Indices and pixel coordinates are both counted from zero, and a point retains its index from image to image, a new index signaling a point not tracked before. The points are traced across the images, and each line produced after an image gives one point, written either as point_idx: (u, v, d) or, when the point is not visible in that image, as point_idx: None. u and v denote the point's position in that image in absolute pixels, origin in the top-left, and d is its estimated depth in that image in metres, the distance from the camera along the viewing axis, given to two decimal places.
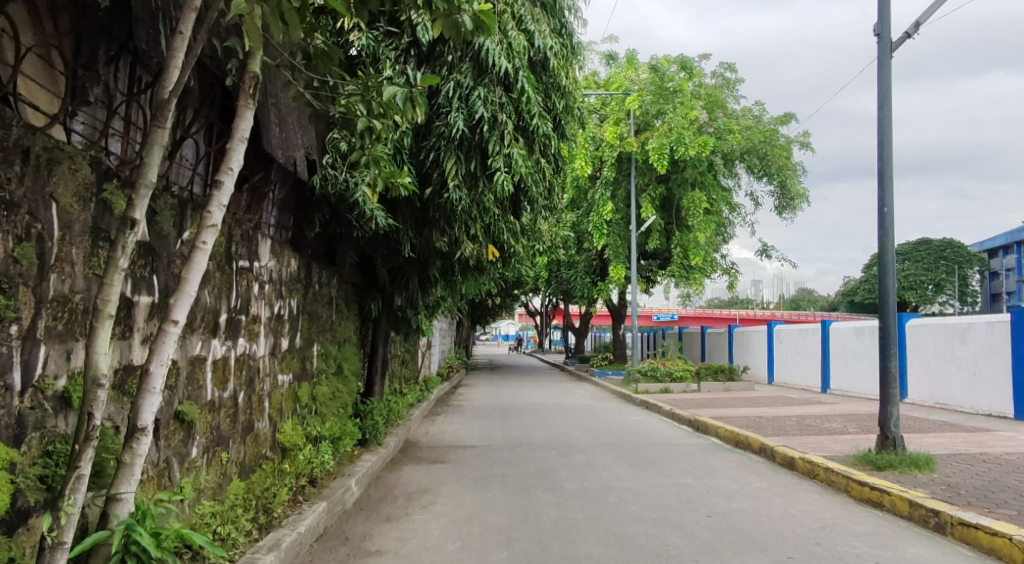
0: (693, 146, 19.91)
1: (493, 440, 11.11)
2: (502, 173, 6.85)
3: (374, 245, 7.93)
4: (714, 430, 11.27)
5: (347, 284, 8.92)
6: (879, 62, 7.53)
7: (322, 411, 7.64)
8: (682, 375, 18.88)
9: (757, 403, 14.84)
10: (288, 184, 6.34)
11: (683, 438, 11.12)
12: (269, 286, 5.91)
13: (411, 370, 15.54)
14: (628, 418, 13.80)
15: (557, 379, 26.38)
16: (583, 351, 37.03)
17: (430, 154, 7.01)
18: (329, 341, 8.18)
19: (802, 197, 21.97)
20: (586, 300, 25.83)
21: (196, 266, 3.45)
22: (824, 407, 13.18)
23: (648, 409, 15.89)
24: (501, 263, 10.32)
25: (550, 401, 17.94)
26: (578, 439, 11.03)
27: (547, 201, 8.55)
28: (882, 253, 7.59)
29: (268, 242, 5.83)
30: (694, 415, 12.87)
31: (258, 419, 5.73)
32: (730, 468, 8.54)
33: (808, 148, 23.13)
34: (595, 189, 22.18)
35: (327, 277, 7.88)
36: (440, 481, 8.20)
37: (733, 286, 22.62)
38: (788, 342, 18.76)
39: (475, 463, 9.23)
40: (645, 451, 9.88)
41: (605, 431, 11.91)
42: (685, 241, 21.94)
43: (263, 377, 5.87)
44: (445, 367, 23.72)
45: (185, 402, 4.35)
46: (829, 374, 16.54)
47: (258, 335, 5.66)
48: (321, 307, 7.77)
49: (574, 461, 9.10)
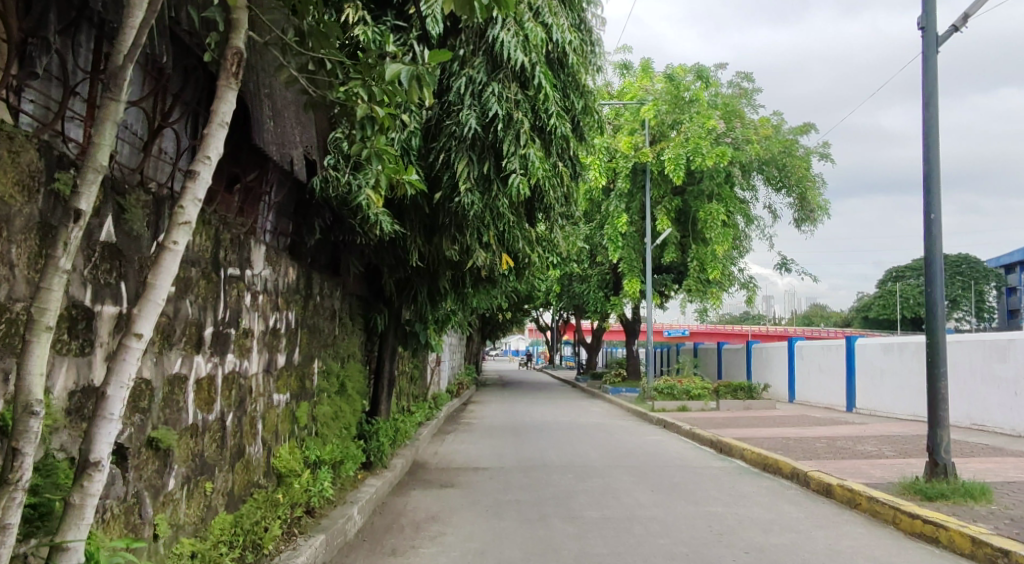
0: (711, 156, 19.42)
1: (505, 462, 10.53)
2: (518, 175, 6.33)
3: (380, 254, 7.43)
4: (739, 452, 10.65)
5: (352, 295, 8.43)
6: (924, 58, 7.04)
7: (323, 432, 7.10)
8: (700, 393, 18.23)
9: (781, 422, 14.19)
10: (286, 185, 5.87)
11: (707, 460, 10.51)
12: (264, 297, 5.40)
13: (419, 387, 15.00)
14: (646, 438, 13.18)
15: (569, 396, 25.75)
16: (595, 367, 36.37)
17: (441, 156, 6.52)
18: (331, 357, 7.67)
19: (823, 209, 21.38)
20: (599, 315, 25.25)
21: (164, 270, 2.93)
22: (854, 427, 12.53)
23: (666, 428, 15.26)
24: (515, 275, 9.79)
25: (563, 419, 17.33)
26: (596, 461, 10.43)
27: (564, 208, 8.02)
28: (929, 263, 7.02)
29: (262, 248, 5.33)
30: (715, 435, 12.26)
31: (250, 444, 5.19)
32: (761, 495, 7.94)
33: (827, 159, 22.60)
34: (609, 201, 21.68)
35: (329, 288, 7.39)
36: (450, 508, 7.63)
37: (752, 300, 22.00)
38: (810, 358, 18.12)
39: (487, 488, 8.65)
40: (667, 475, 9.29)
41: (623, 453, 11.31)
42: (702, 254, 21.37)
43: (256, 396, 5.35)
44: (455, 383, 23.16)
45: (161, 427, 3.82)
46: (855, 393, 15.89)
47: (250, 350, 5.14)
48: (323, 321, 7.27)
49: (592, 486, 8.51)
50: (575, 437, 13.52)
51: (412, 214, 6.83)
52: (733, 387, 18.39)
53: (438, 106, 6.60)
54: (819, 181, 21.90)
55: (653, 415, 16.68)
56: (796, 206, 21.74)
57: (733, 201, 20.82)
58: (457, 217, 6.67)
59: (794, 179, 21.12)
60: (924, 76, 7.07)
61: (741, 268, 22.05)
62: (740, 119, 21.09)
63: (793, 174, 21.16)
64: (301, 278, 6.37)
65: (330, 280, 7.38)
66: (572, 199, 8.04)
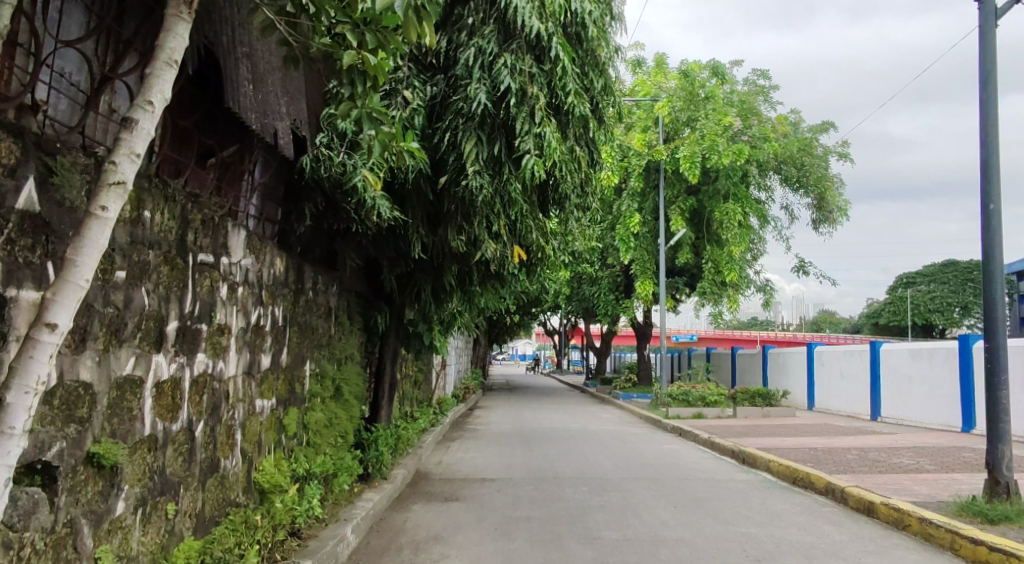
0: (728, 154, 18.72)
1: (514, 473, 9.85)
2: (531, 157, 5.69)
3: (380, 246, 6.80)
4: (765, 464, 9.94)
5: (349, 293, 7.79)
6: (981, 33, 6.37)
7: (315, 441, 6.45)
8: (716, 399, 17.49)
9: (804, 431, 13.46)
10: (272, 165, 5.24)
11: (730, 473, 9.80)
12: (243, 290, 4.74)
13: (424, 392, 14.36)
14: (663, 447, 12.49)
15: (578, 402, 25.04)
16: (604, 373, 35.61)
17: (447, 136, 5.89)
18: (326, 358, 7.03)
19: (843, 210, 20.63)
20: (609, 319, 24.53)
21: (88, 242, 2.30)
22: (885, 437, 11.81)
23: (682, 436, 14.55)
24: (526, 272, 9.13)
25: (573, 426, 16.66)
26: (612, 473, 9.72)
27: (581, 198, 7.35)
28: (988, 258, 6.33)
29: (242, 233, 4.68)
30: (737, 445, 11.55)
31: (226, 457, 4.54)
32: (796, 513, 7.24)
33: (847, 158, 21.85)
34: (621, 200, 21.01)
35: (324, 284, 6.76)
36: (454, 525, 6.96)
37: (769, 304, 21.25)
38: (830, 364, 17.38)
39: (495, 502, 7.99)
40: (690, 489, 8.58)
41: (639, 463, 10.61)
42: (717, 256, 20.64)
43: (235, 402, 4.69)
44: (461, 388, 22.46)
45: (107, 440, 3.17)
46: (881, 400, 15.14)
47: (226, 350, 4.48)
48: (316, 319, 6.63)
49: (609, 502, 7.82)
50: (588, 446, 12.84)
51: (414, 200, 6.17)
52: (751, 394, 17.64)
53: (444, 81, 5.99)
54: (838, 181, 21.17)
55: (668, 423, 15.97)
56: (815, 207, 20.99)
57: (749, 201, 20.12)
58: (464, 204, 6.03)
59: (813, 178, 20.39)
60: (982, 52, 6.40)
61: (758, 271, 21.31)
62: (757, 116, 20.40)
63: (812, 174, 20.42)
64: (290, 271, 5.74)
65: (324, 274, 6.74)
66: (589, 188, 7.38)
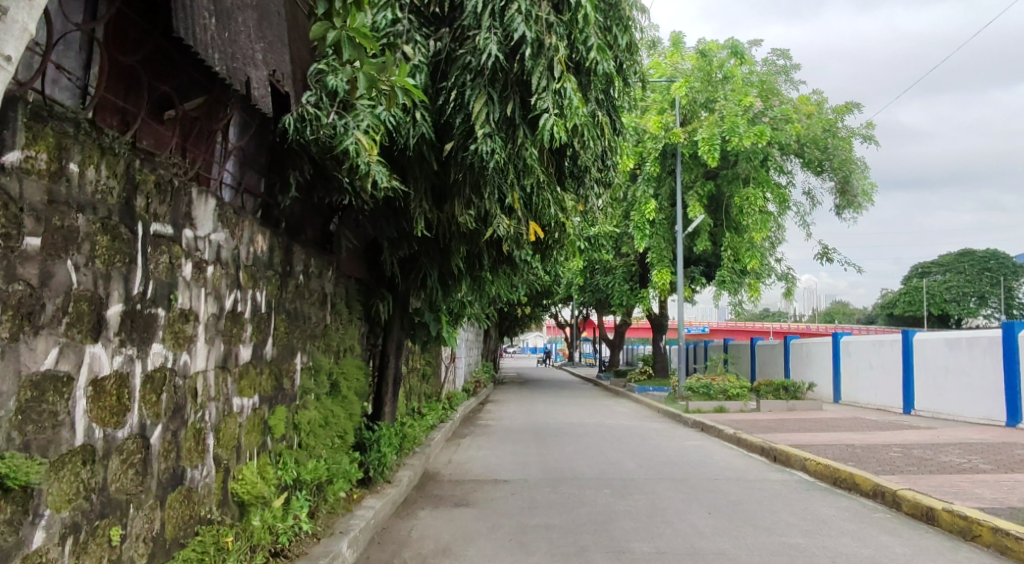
0: (748, 136, 17.87)
1: (529, 473, 9.15)
2: (550, 116, 4.96)
3: (379, 223, 6.09)
4: (800, 463, 9.17)
5: (347, 278, 7.08)
6: None
7: (307, 443, 5.75)
8: (739, 392, 16.72)
9: (835, 426, 12.68)
10: (249, 126, 4.53)
11: (763, 472, 9.05)
12: (213, 269, 4.02)
13: (432, 386, 13.68)
14: (686, 444, 11.75)
15: (593, 395, 24.34)
16: (617, 366, 34.79)
17: (453, 95, 5.16)
18: (321, 350, 6.34)
19: (869, 194, 19.74)
20: (624, 310, 23.77)
21: None
22: (926, 432, 11.03)
23: (705, 431, 13.82)
24: (541, 254, 8.44)
25: (590, 421, 15.94)
26: (635, 473, 9.00)
27: (602, 170, 6.63)
28: None
29: (212, 202, 3.97)
30: (766, 441, 10.81)
31: (193, 467, 3.84)
32: (846, 520, 6.49)
33: (872, 141, 20.92)
34: (636, 186, 20.22)
35: (316, 267, 6.07)
36: (465, 535, 6.26)
37: (791, 293, 20.41)
38: (857, 355, 16.60)
39: (510, 506, 7.30)
40: (722, 492, 7.85)
41: (663, 462, 9.88)
42: (737, 243, 19.76)
43: (205, 402, 3.98)
44: (471, 381, 21.80)
45: (17, 455, 2.49)
46: (914, 393, 14.33)
47: (191, 341, 3.78)
48: (309, 306, 5.93)
49: (636, 507, 7.09)
50: (606, 442, 12.13)
51: (416, 170, 5.46)
52: (775, 386, 16.65)
53: (449, 34, 5.26)
54: (863, 165, 20.27)
55: (688, 417, 15.23)
56: (838, 191, 20.09)
57: (770, 185, 19.29)
58: (473, 173, 5.31)
59: (836, 162, 19.51)
60: None
61: (779, 258, 20.45)
62: (778, 96, 19.50)
63: (836, 156, 19.52)
64: (275, 250, 5.04)
65: (315, 256, 6.04)
66: (611, 159, 6.65)
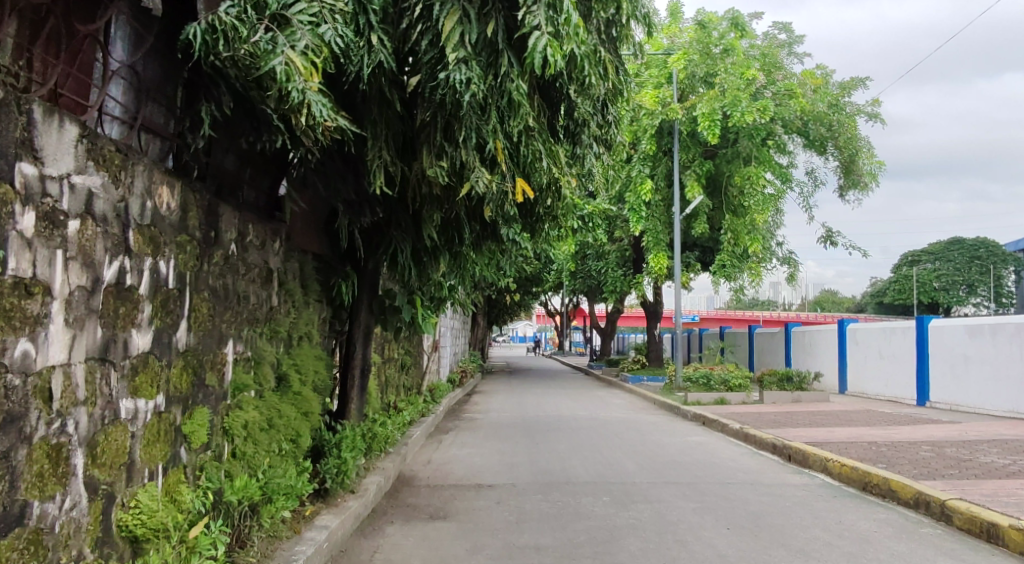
0: (752, 112, 16.85)
1: (518, 476, 8.12)
2: (541, 32, 3.87)
3: (335, 183, 5.04)
4: (820, 464, 8.18)
5: (300, 252, 6.02)
6: None
7: (244, 450, 4.67)
8: (741, 383, 15.73)
9: (849, 419, 11.71)
10: (142, 40, 3.45)
11: (780, 475, 8.04)
12: (78, 223, 2.94)
13: (412, 377, 12.60)
14: (689, 441, 10.76)
15: (584, 385, 23.35)
16: (609, 355, 33.82)
17: (417, 12, 4.08)
18: (264, 338, 5.26)
19: (876, 174, 18.68)
20: (616, 296, 22.79)
21: None
22: (952, 428, 10.05)
23: (707, 425, 12.85)
24: (529, 227, 7.51)
25: (583, 414, 14.96)
26: (636, 477, 7.99)
27: (603, 124, 5.82)
28: None
29: (76, 130, 2.89)
30: (778, 438, 9.83)
31: (46, 499, 2.76)
32: (892, 538, 5.45)
33: (877, 118, 19.88)
34: (631, 165, 19.11)
35: (255, 236, 5.00)
36: (441, 558, 5.22)
37: (793, 278, 19.43)
38: (865, 343, 15.69)
39: (494, 520, 6.28)
40: (738, 500, 6.82)
41: (666, 463, 8.89)
42: (737, 225, 18.71)
43: (68, 406, 2.89)
44: (457, 371, 20.82)
45: None
46: (930, 383, 13.37)
47: (37, 323, 2.70)
48: (246, 285, 4.85)
49: (641, 522, 6.06)
50: (602, 438, 11.13)
51: (375, 112, 4.38)
52: (780, 377, 15.49)
53: None
54: (868, 143, 19.22)
55: (688, 410, 14.25)
56: (843, 171, 19.05)
57: (772, 164, 18.29)
58: (448, 112, 4.24)
59: (842, 139, 18.44)
60: None
61: (780, 242, 19.45)
62: (782, 70, 18.43)
63: (843, 134, 18.45)
64: (192, 208, 3.94)
65: (253, 221, 4.96)
66: (613, 112, 5.86)
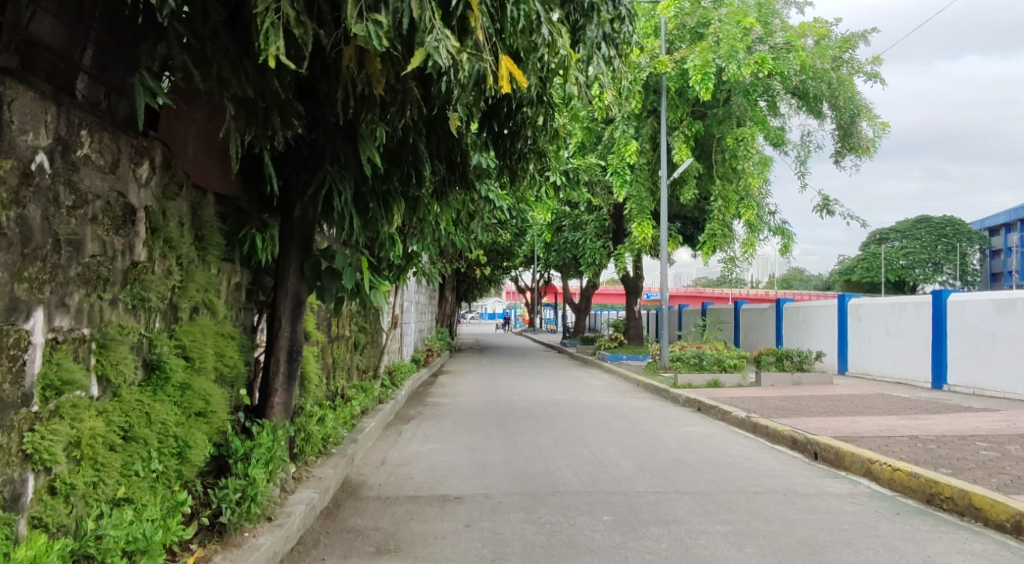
0: (750, 64, 15.26)
1: (493, 484, 6.51)
2: None
3: (223, 72, 3.35)
4: (862, 466, 6.73)
5: (192, 188, 4.31)
6: None
7: (71, 483, 3.00)
8: (736, 363, 14.22)
9: (868, 406, 10.33)
10: None
11: (815, 481, 6.55)
12: None
13: (368, 359, 10.89)
14: (691, 434, 9.28)
15: (560, 365, 21.81)
16: (582, 333, 32.36)
17: None
18: (125, 306, 3.55)
19: (877, 137, 17.09)
20: (594, 270, 21.25)
21: None
22: (994, 417, 8.70)
23: (704, 412, 11.40)
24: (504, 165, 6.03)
25: (563, 398, 13.44)
26: (640, 485, 6.42)
27: (614, 17, 4.37)
28: None
29: None
30: (798, 431, 8.39)
31: None
32: None
33: (878, 78, 18.30)
34: (614, 126, 17.36)
35: (98, 150, 3.25)
36: None
37: (787, 249, 17.97)
38: (869, 320, 14.40)
39: (463, 553, 4.68)
40: (781, 520, 5.30)
41: (673, 465, 7.35)
42: (728, 191, 17.23)
43: None
44: (423, 351, 19.12)
45: None
46: (947, 365, 12.09)
47: None
48: (77, 223, 3.12)
49: (663, 559, 4.50)
50: (589, 429, 9.60)
51: None
52: (778, 354, 13.98)
53: None
54: (868, 104, 17.75)
55: (679, 393, 12.80)
56: (841, 134, 17.55)
57: (766, 125, 16.82)
58: None
59: (843, 100, 16.94)
60: None
61: (773, 211, 17.99)
62: (779, 21, 16.80)
63: (843, 93, 16.92)
64: None
65: (93, 127, 3.21)
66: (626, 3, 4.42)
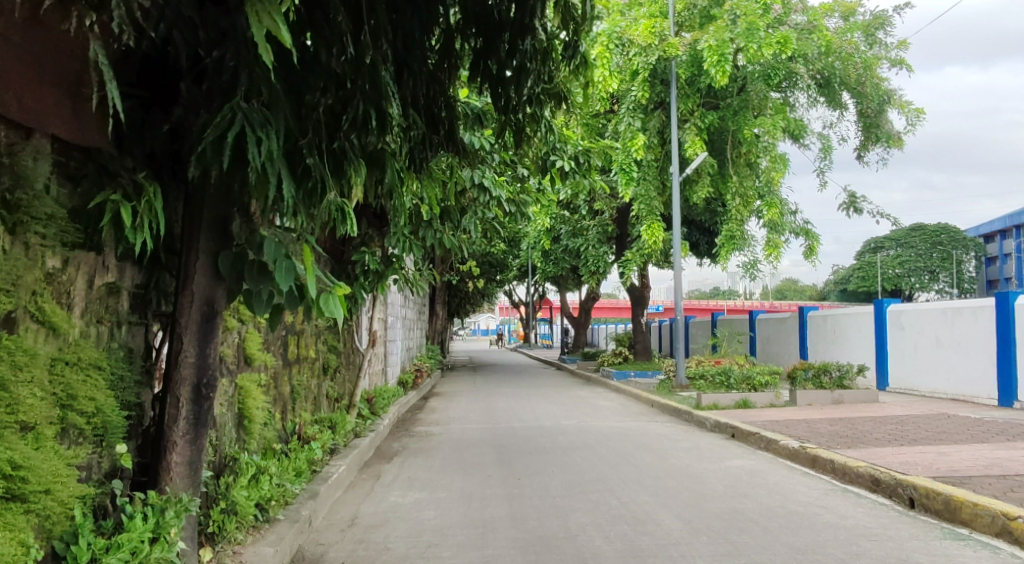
0: (772, 44, 13.58)
1: (496, 558, 4.75)
2: None
3: None
4: (995, 523, 5.00)
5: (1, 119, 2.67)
6: None
7: None
8: (767, 380, 12.52)
9: (942, 431, 8.59)
10: None
11: (936, 546, 4.81)
12: None
13: (341, 385, 9.08)
14: (738, 471, 7.53)
15: (561, 383, 19.98)
16: (580, 348, 30.50)
17: None
18: None
19: (909, 125, 15.42)
20: (596, 279, 19.49)
21: None
22: None
23: (741, 439, 9.65)
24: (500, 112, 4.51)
25: (572, 423, 11.69)
26: (700, 558, 4.65)
27: None
28: None
29: None
30: (878, 467, 6.66)
31: None
32: None
33: (903, 64, 16.73)
34: (619, 117, 15.68)
35: None
36: None
37: (811, 252, 16.30)
38: (914, 329, 12.72)
39: None
40: None
41: (731, 520, 5.61)
42: (745, 188, 15.52)
43: None
44: (410, 371, 17.29)
45: None
46: (1017, 380, 10.39)
47: None
48: None
49: None
50: (610, 466, 7.83)
51: None
52: (815, 369, 12.26)
53: None
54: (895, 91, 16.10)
55: (706, 416, 11.05)
56: (867, 124, 15.91)
57: (786, 115, 15.20)
58: None
59: (871, 85, 15.26)
60: None
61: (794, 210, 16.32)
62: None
63: (869, 78, 15.26)
64: None
65: None
66: None
